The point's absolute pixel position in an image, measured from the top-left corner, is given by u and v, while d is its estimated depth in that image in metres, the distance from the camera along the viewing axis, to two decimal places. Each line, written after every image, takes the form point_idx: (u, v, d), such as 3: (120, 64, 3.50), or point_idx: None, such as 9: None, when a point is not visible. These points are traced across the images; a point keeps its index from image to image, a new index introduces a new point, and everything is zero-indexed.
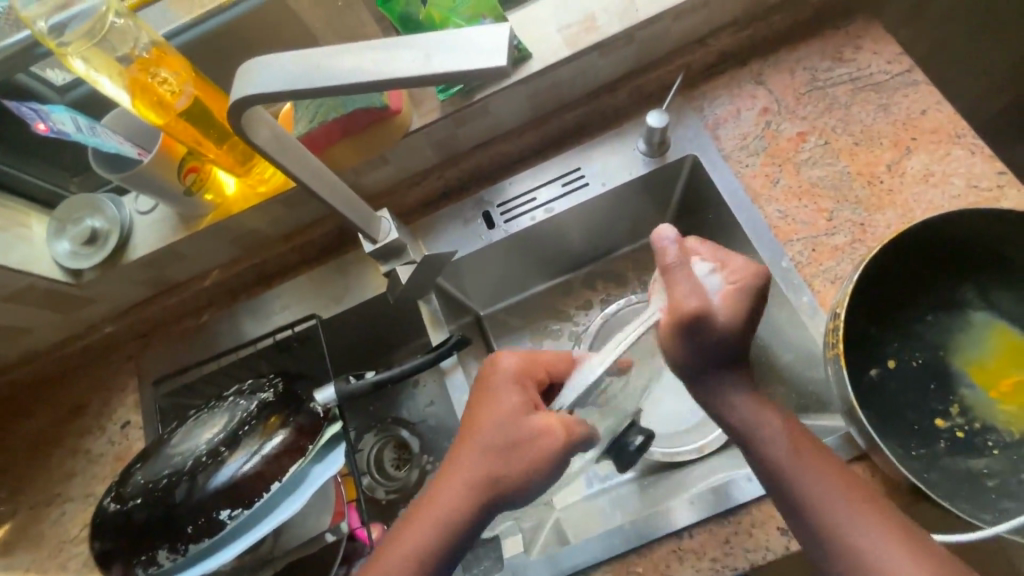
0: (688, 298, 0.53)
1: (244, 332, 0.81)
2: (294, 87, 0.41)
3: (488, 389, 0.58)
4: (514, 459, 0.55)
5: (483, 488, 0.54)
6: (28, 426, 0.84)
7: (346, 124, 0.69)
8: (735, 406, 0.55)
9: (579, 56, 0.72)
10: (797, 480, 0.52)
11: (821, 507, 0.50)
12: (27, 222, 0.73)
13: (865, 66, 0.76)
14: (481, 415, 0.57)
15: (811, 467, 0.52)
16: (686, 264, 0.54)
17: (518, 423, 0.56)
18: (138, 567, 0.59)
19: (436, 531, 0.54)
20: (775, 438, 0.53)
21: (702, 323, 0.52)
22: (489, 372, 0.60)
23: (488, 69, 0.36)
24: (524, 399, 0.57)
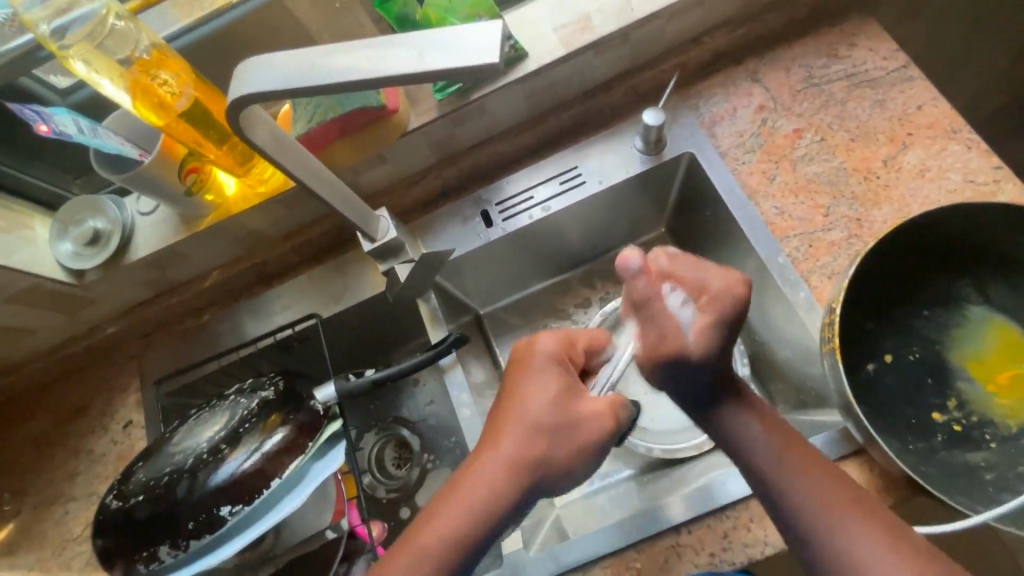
0: (657, 339, 0.54)
1: (245, 332, 0.82)
2: (291, 86, 0.42)
3: (530, 369, 0.56)
4: (567, 441, 0.53)
5: (530, 470, 0.52)
6: (32, 426, 0.85)
7: (345, 124, 0.70)
8: (738, 429, 0.55)
9: (575, 55, 0.73)
10: (781, 476, 0.52)
11: (806, 501, 0.51)
12: (30, 224, 0.74)
13: (861, 63, 0.76)
14: (528, 394, 0.55)
15: (797, 463, 0.52)
16: (655, 297, 0.54)
17: (569, 405, 0.55)
18: (139, 564, 0.60)
19: (469, 517, 0.51)
20: (766, 451, 0.53)
21: (675, 359, 0.53)
22: (525, 354, 0.58)
23: (480, 66, 0.37)
24: (568, 382, 0.56)
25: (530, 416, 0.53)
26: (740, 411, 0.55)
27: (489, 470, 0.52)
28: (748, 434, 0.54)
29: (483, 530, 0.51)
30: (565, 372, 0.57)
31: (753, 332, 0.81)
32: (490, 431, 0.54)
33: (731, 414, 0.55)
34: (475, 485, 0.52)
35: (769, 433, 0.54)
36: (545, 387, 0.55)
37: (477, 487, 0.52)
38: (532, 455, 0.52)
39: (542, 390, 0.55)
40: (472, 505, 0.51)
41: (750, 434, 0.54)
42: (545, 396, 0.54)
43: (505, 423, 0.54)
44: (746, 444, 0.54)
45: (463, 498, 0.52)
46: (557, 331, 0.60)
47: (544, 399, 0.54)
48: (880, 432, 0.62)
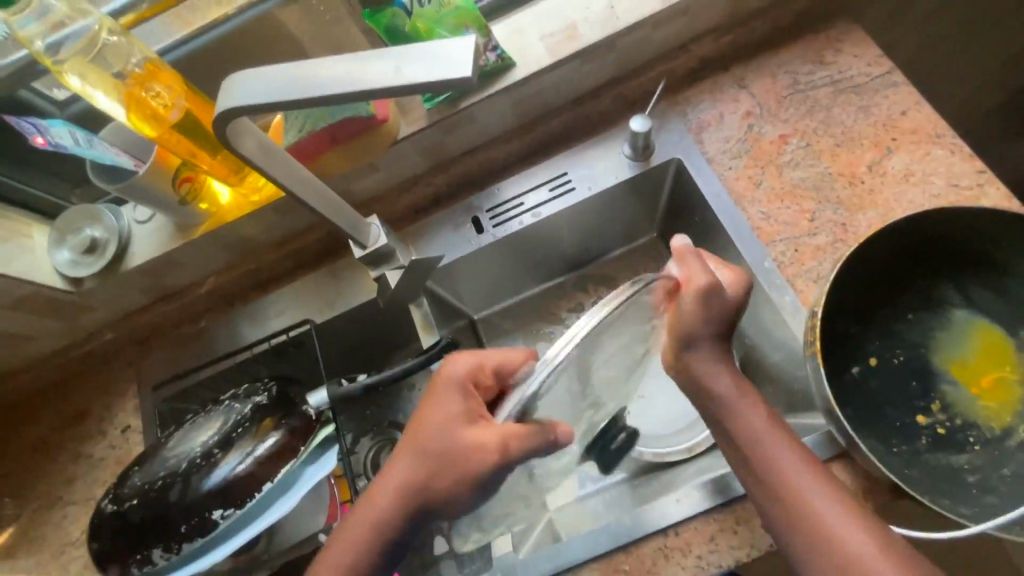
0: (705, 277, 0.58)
1: (240, 337, 0.83)
2: (271, 100, 0.43)
3: (433, 395, 0.59)
4: (451, 468, 0.56)
5: (414, 493, 0.58)
6: (32, 432, 0.86)
7: (336, 132, 0.71)
8: (715, 385, 0.59)
9: (562, 64, 0.74)
10: (768, 458, 0.54)
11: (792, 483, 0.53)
12: (29, 233, 0.75)
13: (846, 69, 0.77)
14: (427, 421, 0.58)
15: (784, 444, 0.55)
16: (697, 255, 0.60)
17: (455, 432, 0.56)
18: (133, 566, 0.61)
19: (374, 522, 0.58)
20: (753, 420, 0.57)
21: (715, 299, 0.58)
22: (438, 376, 0.61)
23: (454, 80, 0.38)
24: (464, 408, 0.58)
25: (418, 443, 0.59)
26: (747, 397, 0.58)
27: (381, 491, 0.59)
28: (745, 422, 0.57)
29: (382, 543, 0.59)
30: (466, 397, 0.58)
31: (744, 337, 0.81)
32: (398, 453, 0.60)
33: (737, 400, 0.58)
34: (370, 505, 0.59)
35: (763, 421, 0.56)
36: (438, 414, 0.58)
37: (377, 501, 0.59)
38: (416, 479, 0.58)
39: (436, 416, 0.58)
40: (365, 524, 0.59)
41: (740, 417, 0.57)
42: (433, 424, 0.58)
43: (405, 445, 0.59)
44: (741, 435, 0.56)
45: (371, 503, 0.59)
46: (474, 353, 0.61)
47: (432, 425, 0.58)
48: (863, 435, 0.63)
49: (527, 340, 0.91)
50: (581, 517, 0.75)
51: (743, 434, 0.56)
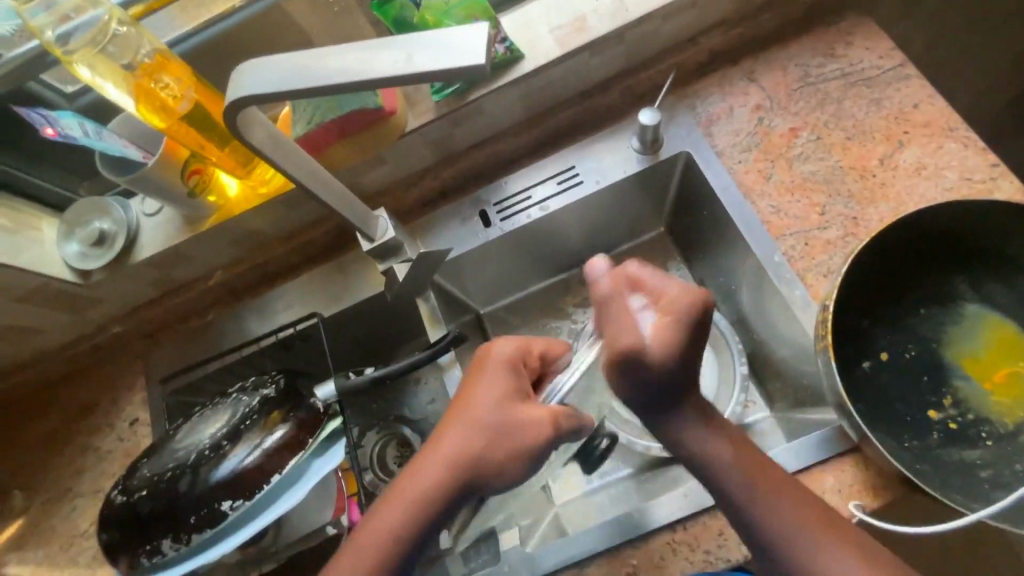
0: (620, 331, 0.52)
1: (247, 331, 0.83)
2: (282, 90, 0.43)
3: (480, 373, 0.59)
4: (503, 445, 0.55)
5: (465, 468, 0.55)
6: (42, 424, 0.86)
7: (344, 125, 0.71)
8: (686, 435, 0.56)
9: (571, 56, 0.73)
10: (750, 504, 0.53)
11: (779, 530, 0.52)
12: (38, 225, 0.75)
13: (857, 62, 0.76)
14: (479, 399, 0.57)
15: (770, 487, 0.54)
16: (619, 297, 0.53)
17: (510, 406, 0.57)
18: (143, 557, 0.61)
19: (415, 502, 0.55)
20: (729, 467, 0.54)
21: (632, 358, 0.51)
22: (482, 358, 0.61)
23: (466, 68, 0.38)
24: (514, 385, 0.58)
25: (469, 418, 0.57)
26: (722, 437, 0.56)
27: (428, 467, 0.56)
28: (717, 461, 0.55)
29: (417, 526, 0.55)
30: (515, 376, 0.59)
31: (752, 332, 0.81)
32: (440, 433, 0.58)
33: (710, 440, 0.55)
34: (413, 482, 0.56)
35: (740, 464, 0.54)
36: (489, 390, 0.58)
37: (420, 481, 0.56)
38: (466, 454, 0.55)
39: (488, 391, 0.57)
40: (411, 502, 0.55)
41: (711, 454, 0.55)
42: (485, 398, 0.57)
43: (451, 425, 0.57)
44: (714, 473, 0.55)
45: (410, 484, 0.56)
46: (518, 336, 0.62)
47: (485, 400, 0.57)
48: (874, 430, 0.62)
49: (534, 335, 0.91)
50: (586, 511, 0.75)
51: (717, 471, 0.55)
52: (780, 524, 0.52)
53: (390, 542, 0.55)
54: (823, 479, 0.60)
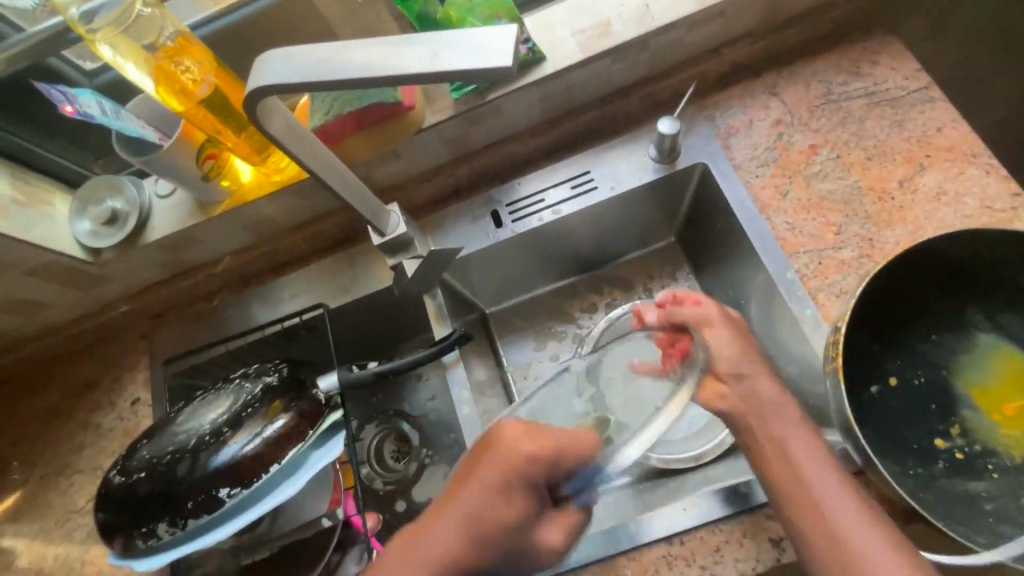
0: (685, 317, 0.62)
1: (251, 319, 0.84)
2: (305, 80, 0.43)
3: (495, 489, 0.52)
4: (513, 559, 0.54)
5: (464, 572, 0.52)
6: (43, 398, 0.87)
7: (361, 118, 0.70)
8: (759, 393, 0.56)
9: (594, 60, 0.72)
10: (797, 453, 0.52)
11: (811, 474, 0.51)
12: (49, 200, 0.73)
13: (882, 82, 0.76)
14: (490, 509, 0.52)
15: (809, 438, 0.53)
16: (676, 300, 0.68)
17: (524, 530, 0.53)
18: (138, 538, 0.60)
19: None
20: (786, 422, 0.55)
21: (716, 319, 0.61)
22: (498, 459, 0.53)
23: (494, 69, 0.37)
24: (529, 509, 0.53)
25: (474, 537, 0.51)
26: (781, 396, 0.56)
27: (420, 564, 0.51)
28: (762, 398, 0.56)
29: None
30: (533, 494, 0.53)
31: None
32: (440, 524, 0.52)
33: (769, 388, 0.56)
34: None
35: (791, 417, 0.55)
36: (501, 516, 0.52)
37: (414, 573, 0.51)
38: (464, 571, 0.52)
39: (502, 518, 0.52)
40: None
41: (757, 392, 0.56)
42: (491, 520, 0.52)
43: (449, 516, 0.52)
44: (756, 408, 0.55)
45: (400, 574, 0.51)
46: (539, 441, 0.53)
47: (497, 526, 0.51)
48: (879, 456, 0.61)
49: (538, 338, 0.91)
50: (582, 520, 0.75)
51: (763, 414, 0.55)
52: (830, 493, 0.49)
53: None
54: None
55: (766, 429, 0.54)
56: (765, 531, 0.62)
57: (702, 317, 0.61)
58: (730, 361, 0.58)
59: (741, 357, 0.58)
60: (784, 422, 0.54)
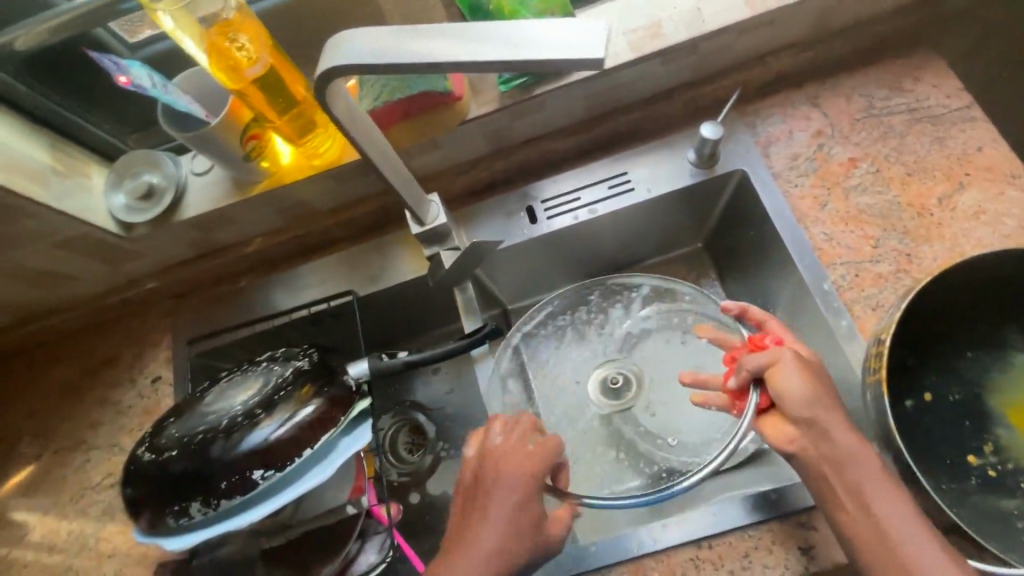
0: (759, 369, 0.58)
1: (278, 302, 0.83)
2: (384, 62, 0.43)
3: (512, 486, 0.57)
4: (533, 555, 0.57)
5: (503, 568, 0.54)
6: (61, 372, 0.87)
7: (409, 106, 0.70)
8: (832, 437, 0.54)
9: (642, 61, 0.72)
10: (872, 491, 0.52)
11: (888, 519, 0.50)
12: (86, 171, 0.72)
13: (924, 98, 0.76)
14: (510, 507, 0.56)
15: (884, 482, 0.52)
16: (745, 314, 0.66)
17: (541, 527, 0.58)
18: (169, 517, 0.59)
19: None
20: (863, 461, 0.53)
21: (790, 369, 0.56)
22: (501, 461, 0.59)
23: (587, 59, 0.38)
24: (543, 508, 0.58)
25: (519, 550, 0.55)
26: (854, 436, 0.54)
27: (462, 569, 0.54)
28: (837, 441, 0.54)
29: None
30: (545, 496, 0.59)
31: None
32: (476, 527, 0.56)
33: (841, 428, 0.54)
34: None
35: (866, 454, 0.53)
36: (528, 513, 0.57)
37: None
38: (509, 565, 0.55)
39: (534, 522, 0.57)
40: None
41: (832, 440, 0.54)
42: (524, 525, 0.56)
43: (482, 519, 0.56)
44: (833, 455, 0.53)
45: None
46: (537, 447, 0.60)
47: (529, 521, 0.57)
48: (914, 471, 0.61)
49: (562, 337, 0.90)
50: (591, 479, 0.75)
51: (838, 460, 0.53)
52: (906, 533, 0.49)
53: None
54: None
55: (839, 474, 0.53)
56: (795, 538, 0.62)
57: (774, 363, 0.57)
58: (802, 405, 0.55)
59: (816, 399, 0.55)
60: (862, 459, 0.53)
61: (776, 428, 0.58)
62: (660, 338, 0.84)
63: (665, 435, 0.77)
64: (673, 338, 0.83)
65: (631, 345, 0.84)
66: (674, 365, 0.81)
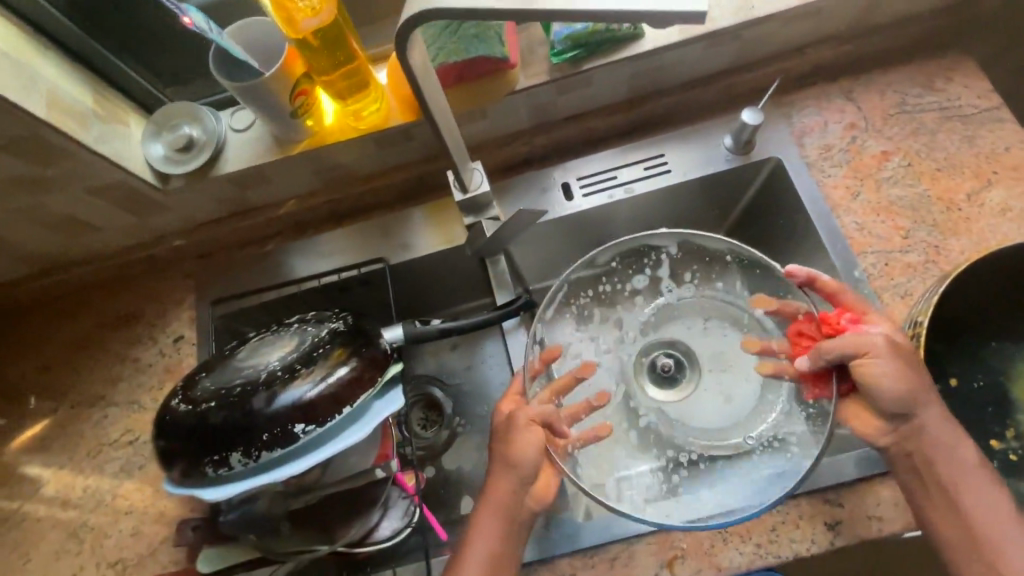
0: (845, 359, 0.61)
1: (307, 267, 0.82)
2: (475, 8, 0.43)
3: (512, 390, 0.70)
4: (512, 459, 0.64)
5: (509, 475, 0.64)
6: (77, 327, 0.85)
7: (463, 69, 0.70)
8: (930, 430, 0.60)
9: (689, 43, 0.73)
10: (963, 484, 0.59)
11: (971, 511, 0.58)
12: (124, 119, 0.71)
13: (955, 98, 0.78)
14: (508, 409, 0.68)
15: (983, 482, 0.59)
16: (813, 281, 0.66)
17: (524, 430, 0.64)
18: (208, 466, 0.59)
19: (499, 522, 0.63)
20: (957, 454, 0.59)
21: (879, 363, 0.60)
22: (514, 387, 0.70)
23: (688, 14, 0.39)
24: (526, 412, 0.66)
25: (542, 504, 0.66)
26: (948, 428, 0.60)
27: (497, 484, 0.64)
28: (931, 437, 0.60)
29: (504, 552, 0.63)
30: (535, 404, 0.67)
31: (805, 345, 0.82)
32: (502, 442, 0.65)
33: (936, 423, 0.60)
34: (495, 509, 0.64)
35: (964, 447, 0.60)
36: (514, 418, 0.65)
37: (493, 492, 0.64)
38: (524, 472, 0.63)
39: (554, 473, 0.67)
40: (490, 527, 0.63)
41: (924, 432, 0.60)
42: (521, 450, 0.63)
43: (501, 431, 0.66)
44: (925, 450, 0.60)
45: (490, 500, 0.64)
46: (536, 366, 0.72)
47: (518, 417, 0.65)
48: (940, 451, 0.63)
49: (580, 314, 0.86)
50: (603, 465, 0.70)
51: (931, 458, 0.59)
52: (990, 518, 0.57)
53: (498, 556, 0.62)
54: (865, 496, 0.64)
55: (931, 469, 0.59)
56: (821, 514, 0.64)
57: (865, 354, 0.60)
58: (893, 396, 0.59)
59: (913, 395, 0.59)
60: (962, 452, 0.59)
61: (866, 420, 0.63)
62: (694, 322, 0.80)
63: (732, 429, 0.72)
64: (695, 325, 0.80)
65: (661, 323, 0.82)
66: (722, 350, 0.78)
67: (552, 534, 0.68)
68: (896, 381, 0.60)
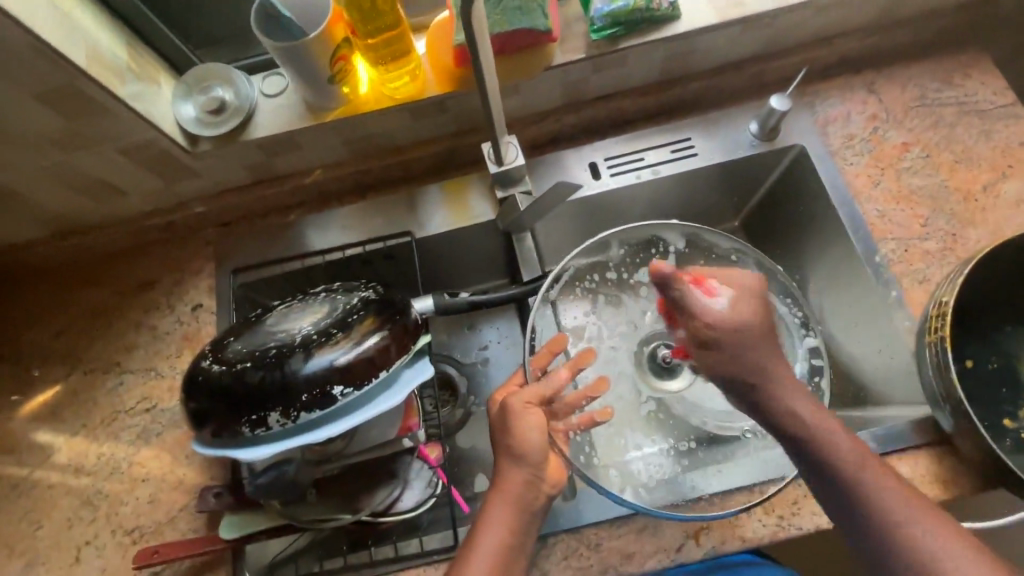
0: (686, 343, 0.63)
1: (330, 238, 0.81)
2: None
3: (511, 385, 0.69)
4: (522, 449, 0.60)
5: (517, 460, 0.60)
6: (92, 293, 0.83)
7: (505, 42, 0.71)
8: (794, 410, 0.58)
9: (724, 27, 0.74)
10: (851, 468, 0.55)
11: (862, 495, 0.54)
12: (156, 79, 0.70)
13: (972, 93, 0.81)
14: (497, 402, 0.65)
15: (870, 466, 0.56)
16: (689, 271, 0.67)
17: (525, 415, 0.61)
18: (245, 426, 0.58)
19: (508, 508, 0.59)
20: (831, 437, 0.57)
21: (721, 340, 0.60)
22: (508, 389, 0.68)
23: None
24: (525, 397, 0.63)
25: (558, 486, 0.62)
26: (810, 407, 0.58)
27: (507, 468, 0.61)
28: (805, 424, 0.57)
29: (510, 543, 0.58)
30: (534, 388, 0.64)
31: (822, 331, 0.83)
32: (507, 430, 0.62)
33: (807, 409, 0.58)
34: (505, 498, 0.59)
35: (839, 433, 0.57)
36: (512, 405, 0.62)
37: (506, 480, 0.60)
38: (536, 459, 0.60)
39: (561, 456, 0.64)
40: (503, 513, 0.59)
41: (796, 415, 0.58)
42: (532, 432, 0.61)
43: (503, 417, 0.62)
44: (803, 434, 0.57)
45: (503, 488, 0.60)
46: (545, 355, 0.69)
47: (520, 403, 0.62)
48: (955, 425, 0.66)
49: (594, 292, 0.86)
50: (612, 449, 0.71)
51: (819, 446, 0.56)
52: (887, 502, 0.54)
53: (509, 546, 0.58)
54: None
55: (809, 454, 0.57)
56: None
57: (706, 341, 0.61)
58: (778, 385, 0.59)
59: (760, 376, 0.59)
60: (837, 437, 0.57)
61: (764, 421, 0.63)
62: None
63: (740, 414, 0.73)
64: None
65: None
66: None
67: (572, 506, 0.68)
68: (742, 360, 0.60)
